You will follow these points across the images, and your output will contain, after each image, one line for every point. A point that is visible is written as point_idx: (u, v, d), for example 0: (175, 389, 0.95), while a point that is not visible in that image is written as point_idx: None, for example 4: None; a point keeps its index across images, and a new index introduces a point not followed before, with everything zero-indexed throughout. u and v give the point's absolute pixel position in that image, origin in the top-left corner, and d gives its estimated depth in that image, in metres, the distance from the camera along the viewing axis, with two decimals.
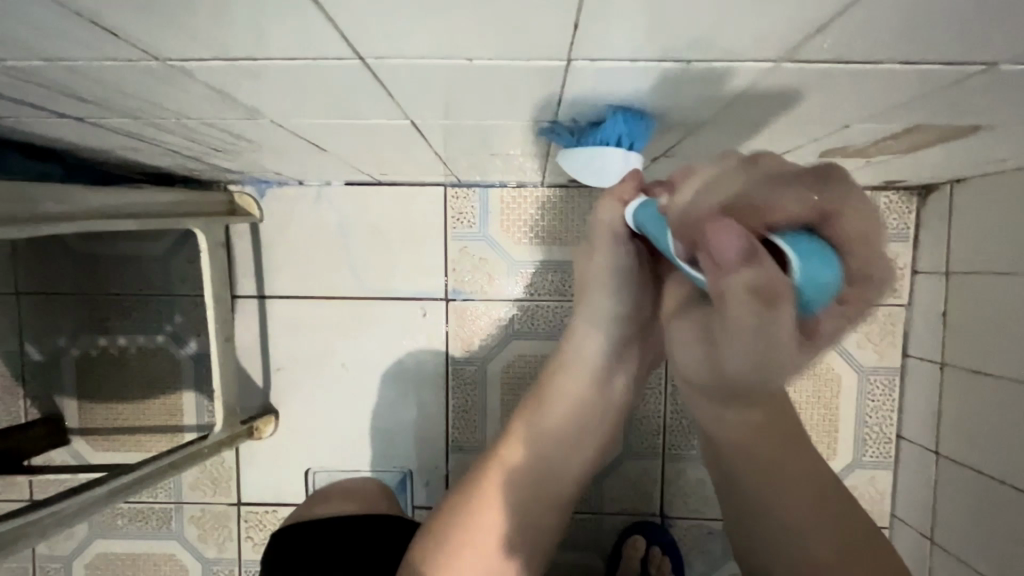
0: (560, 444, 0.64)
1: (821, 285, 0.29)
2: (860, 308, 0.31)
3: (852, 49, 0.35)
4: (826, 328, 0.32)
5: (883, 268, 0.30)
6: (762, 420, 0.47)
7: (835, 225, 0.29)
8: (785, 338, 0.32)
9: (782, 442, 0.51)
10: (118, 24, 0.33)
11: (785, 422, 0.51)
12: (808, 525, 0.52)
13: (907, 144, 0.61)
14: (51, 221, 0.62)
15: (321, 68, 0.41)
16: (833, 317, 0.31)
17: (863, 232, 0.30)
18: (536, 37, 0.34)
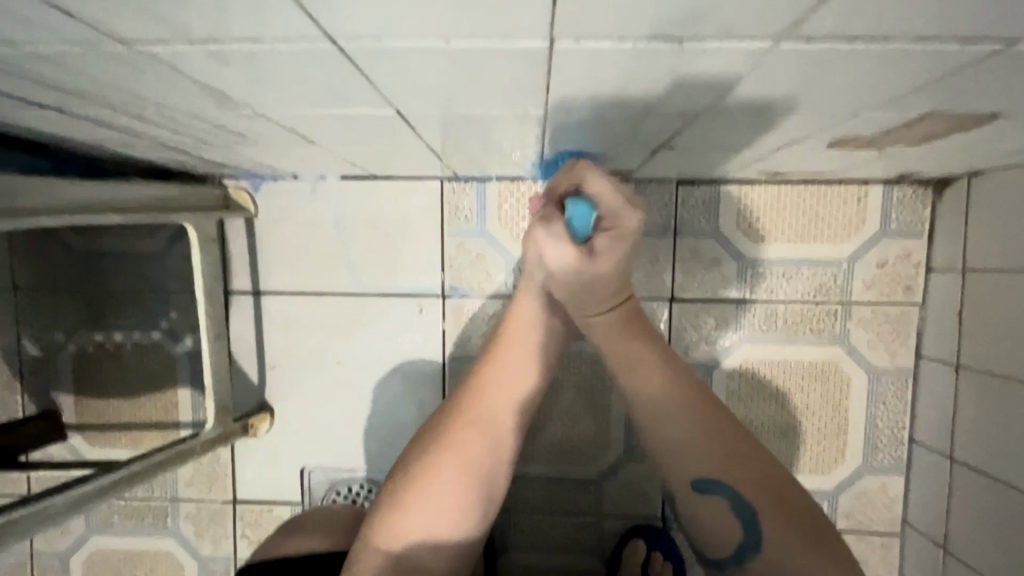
0: (505, 380, 0.61)
1: (581, 223, 0.51)
2: (614, 232, 0.51)
3: (856, 25, 0.32)
4: (600, 248, 0.52)
5: (628, 209, 0.51)
6: (609, 318, 0.59)
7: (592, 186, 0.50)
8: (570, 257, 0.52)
9: (640, 340, 0.60)
10: (73, 4, 0.31)
11: (640, 324, 0.60)
12: (674, 414, 0.58)
13: (921, 133, 0.57)
14: (33, 215, 0.60)
15: (292, 52, 0.39)
16: (601, 238, 0.52)
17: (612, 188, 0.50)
18: (514, 14, 0.32)
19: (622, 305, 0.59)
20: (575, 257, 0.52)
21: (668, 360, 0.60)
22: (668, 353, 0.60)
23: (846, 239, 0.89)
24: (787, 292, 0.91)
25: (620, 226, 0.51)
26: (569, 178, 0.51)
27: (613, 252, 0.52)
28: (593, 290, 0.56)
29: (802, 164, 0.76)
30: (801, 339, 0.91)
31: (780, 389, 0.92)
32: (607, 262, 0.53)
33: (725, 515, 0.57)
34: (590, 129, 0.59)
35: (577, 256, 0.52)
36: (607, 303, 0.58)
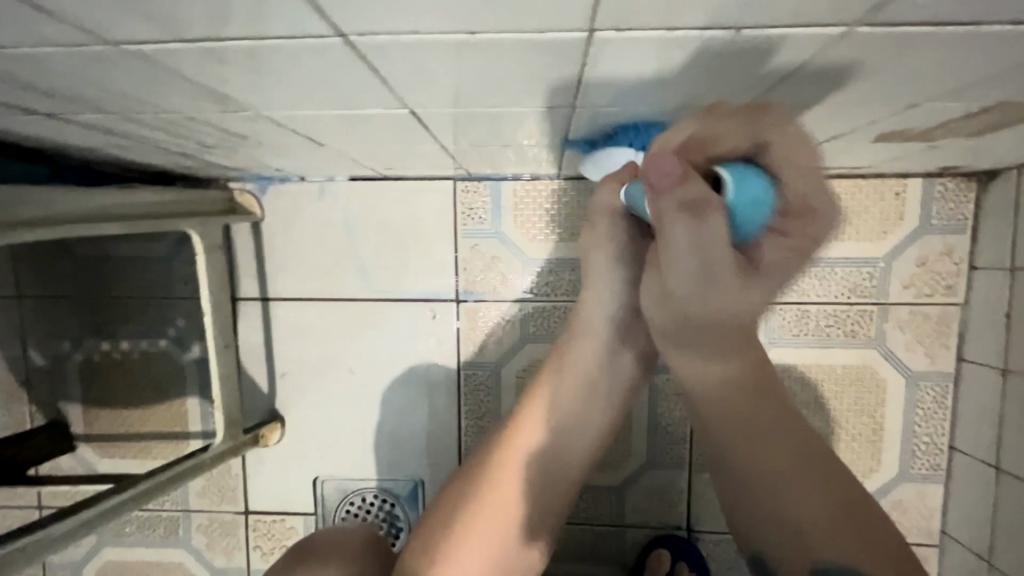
0: (565, 416, 0.58)
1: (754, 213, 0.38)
2: (792, 236, 0.40)
3: (949, 9, 0.28)
4: (765, 258, 0.41)
5: (809, 208, 0.40)
6: (731, 369, 0.50)
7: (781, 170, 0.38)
8: (725, 259, 0.40)
9: (762, 398, 0.51)
10: (52, 2, 0.27)
11: (765, 378, 0.52)
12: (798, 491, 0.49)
13: (981, 126, 0.53)
14: (29, 226, 0.57)
15: (299, 50, 0.35)
16: (771, 240, 0.40)
17: (805, 179, 0.39)
18: (552, 2, 0.28)
19: (749, 356, 0.50)
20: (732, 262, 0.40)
21: (792, 425, 0.51)
22: (791, 416, 0.52)
23: (882, 236, 0.84)
24: (819, 293, 0.86)
25: (801, 233, 0.40)
26: (737, 144, 0.39)
27: (783, 271, 0.42)
28: (719, 339, 0.48)
29: (841, 158, 0.71)
30: (834, 342, 0.87)
31: (811, 394, 0.88)
32: (770, 283, 0.42)
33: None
34: (619, 125, 0.55)
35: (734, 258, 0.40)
36: (732, 351, 0.49)
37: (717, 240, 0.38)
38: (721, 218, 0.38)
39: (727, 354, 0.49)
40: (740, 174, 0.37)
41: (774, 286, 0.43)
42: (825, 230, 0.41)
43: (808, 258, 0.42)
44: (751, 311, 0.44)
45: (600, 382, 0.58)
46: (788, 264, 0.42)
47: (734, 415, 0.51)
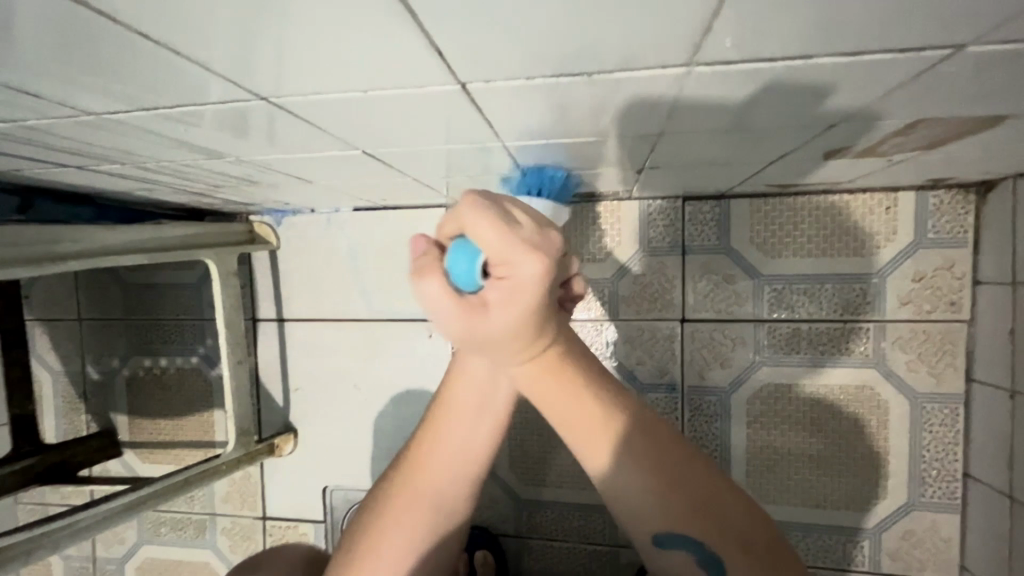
0: (448, 435, 0.56)
1: (466, 272, 0.43)
2: (507, 280, 0.43)
3: (765, 46, 0.30)
4: (494, 299, 0.43)
5: (523, 255, 0.42)
6: (538, 370, 0.50)
7: (471, 223, 0.42)
8: (452, 313, 0.43)
9: (579, 389, 0.51)
10: (33, 86, 0.36)
11: (574, 363, 0.51)
12: (619, 466, 0.52)
13: (925, 139, 0.53)
14: (66, 260, 0.68)
15: (240, 110, 0.42)
16: (491, 288, 0.43)
17: (497, 227, 0.41)
18: (411, 64, 0.33)
19: (548, 350, 0.50)
20: (458, 309, 0.43)
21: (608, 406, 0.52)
22: (608, 394, 0.52)
23: (874, 252, 0.82)
24: (810, 310, 0.85)
25: (513, 275, 0.42)
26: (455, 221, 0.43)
27: (512, 306, 0.43)
28: (506, 348, 0.48)
29: (810, 174, 0.71)
30: (829, 362, 0.84)
31: (806, 416, 0.86)
32: (504, 317, 0.44)
33: (684, 556, 0.55)
34: (564, 154, 0.59)
35: (461, 306, 0.43)
36: (531, 355, 0.49)
37: (436, 300, 0.43)
38: (439, 277, 0.43)
39: (525, 357, 0.49)
40: (454, 246, 0.43)
41: (515, 316, 0.44)
42: (538, 269, 0.42)
43: (539, 288, 0.43)
44: (512, 332, 0.46)
45: (478, 401, 0.55)
46: (515, 301, 0.43)
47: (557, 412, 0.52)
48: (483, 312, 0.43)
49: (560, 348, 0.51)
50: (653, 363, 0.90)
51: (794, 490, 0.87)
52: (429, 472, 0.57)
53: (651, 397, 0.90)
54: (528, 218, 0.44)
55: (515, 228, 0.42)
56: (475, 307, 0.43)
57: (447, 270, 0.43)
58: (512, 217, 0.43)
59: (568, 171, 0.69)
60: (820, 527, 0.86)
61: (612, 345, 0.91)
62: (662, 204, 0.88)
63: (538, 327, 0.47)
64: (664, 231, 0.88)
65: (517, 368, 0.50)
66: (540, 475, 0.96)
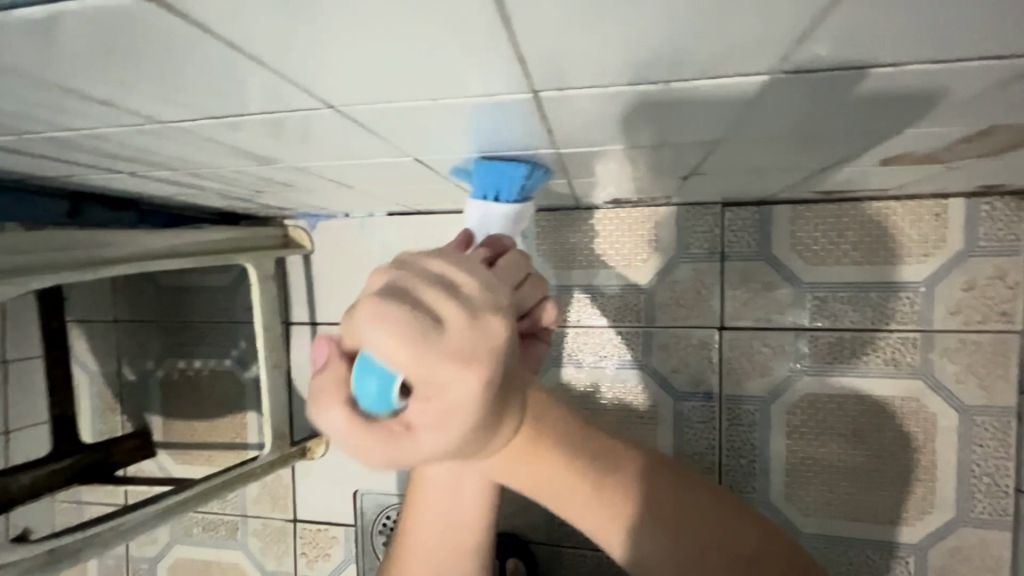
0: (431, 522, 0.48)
1: (380, 395, 0.33)
2: (432, 397, 0.32)
3: (855, 55, 0.30)
4: (421, 425, 0.32)
5: (454, 359, 0.31)
6: (512, 458, 0.41)
7: (373, 333, 0.31)
8: (364, 450, 0.33)
9: (567, 469, 0.41)
10: (109, 96, 0.36)
11: (554, 444, 0.41)
12: (641, 552, 0.42)
13: (992, 146, 0.51)
14: (112, 265, 0.69)
15: (304, 118, 0.42)
16: (413, 410, 0.32)
17: (409, 337, 0.31)
18: (489, 74, 0.32)
19: (514, 435, 0.40)
20: (371, 443, 0.32)
21: (604, 483, 0.42)
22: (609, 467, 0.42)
23: (923, 260, 0.80)
24: (853, 319, 0.83)
25: (444, 398, 0.32)
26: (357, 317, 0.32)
27: (445, 430, 0.32)
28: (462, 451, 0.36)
29: (860, 181, 0.69)
30: (873, 372, 0.82)
31: (848, 427, 0.84)
32: (439, 437, 0.33)
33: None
34: (614, 161, 0.58)
35: (377, 443, 0.32)
36: (492, 446, 0.39)
37: (346, 439, 0.33)
38: (346, 403, 0.33)
39: (490, 449, 0.40)
40: (360, 362, 0.33)
41: (450, 439, 0.33)
42: (476, 384, 0.32)
43: (481, 404, 0.33)
44: (460, 447, 0.35)
45: (451, 482, 0.46)
46: (448, 420, 0.33)
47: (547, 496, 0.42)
48: (407, 444, 0.32)
49: (533, 426, 0.41)
50: (689, 371, 0.89)
51: (836, 503, 0.85)
52: (418, 573, 0.49)
53: (686, 405, 0.89)
54: (458, 306, 0.33)
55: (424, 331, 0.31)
56: (391, 439, 0.32)
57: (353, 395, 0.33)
58: (435, 313, 0.32)
59: (542, 168, 0.59)
60: (863, 542, 0.84)
61: (648, 353, 0.90)
62: (701, 210, 0.87)
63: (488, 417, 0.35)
64: (702, 238, 0.87)
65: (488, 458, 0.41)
66: None
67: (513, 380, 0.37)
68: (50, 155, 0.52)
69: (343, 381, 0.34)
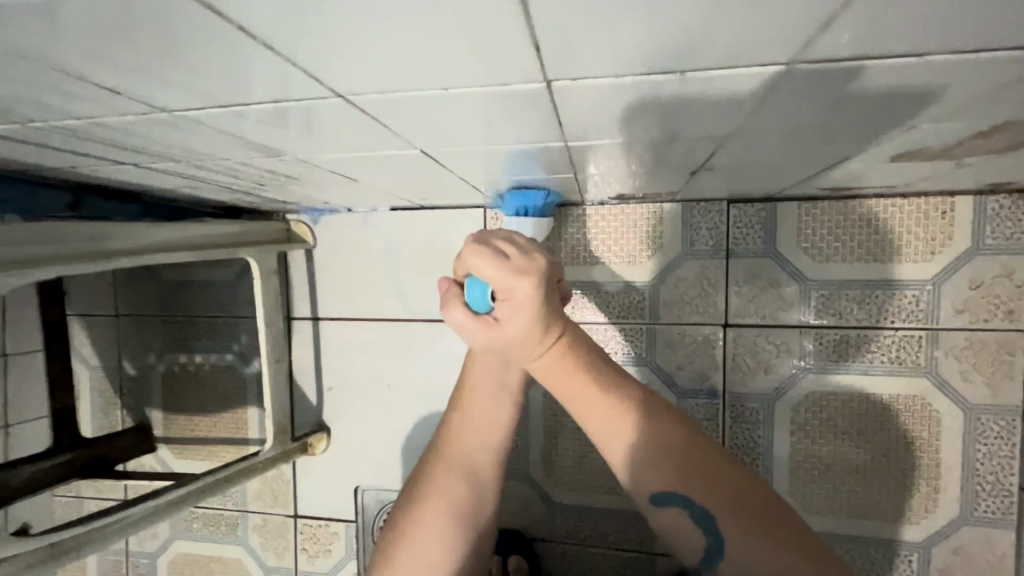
0: (475, 427, 0.59)
1: (479, 300, 0.47)
2: (512, 296, 0.46)
3: (875, 46, 0.29)
4: (501, 316, 0.47)
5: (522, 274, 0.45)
6: (549, 365, 0.50)
7: (474, 260, 0.45)
8: (470, 330, 0.47)
9: (590, 380, 0.50)
10: (116, 84, 0.36)
11: (582, 359, 0.50)
12: (639, 454, 0.51)
13: (1005, 142, 0.51)
14: (112, 258, 0.69)
15: (312, 108, 0.41)
16: (501, 306, 0.47)
17: (497, 262, 0.45)
18: (502, 62, 0.32)
19: (551, 349, 0.49)
20: (480, 331, 0.47)
21: (620, 398, 0.50)
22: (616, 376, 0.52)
23: (929, 258, 0.79)
24: (859, 317, 0.82)
25: (514, 296, 0.45)
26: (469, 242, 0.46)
27: (519, 320, 0.46)
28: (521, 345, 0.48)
29: (868, 178, 0.69)
30: (878, 371, 0.82)
31: (853, 425, 0.83)
32: (516, 324, 0.46)
33: (690, 529, 0.52)
34: (623, 155, 0.58)
35: (480, 328, 0.47)
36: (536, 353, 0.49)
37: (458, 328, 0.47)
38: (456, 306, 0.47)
39: (531, 356, 0.49)
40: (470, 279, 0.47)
41: (524, 326, 0.47)
42: (533, 289, 0.45)
43: (539, 305, 0.46)
44: (517, 342, 0.47)
45: (497, 385, 0.58)
46: (521, 313, 0.46)
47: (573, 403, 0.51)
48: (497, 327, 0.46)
49: (565, 343, 0.50)
50: (693, 369, 0.88)
51: (839, 501, 0.85)
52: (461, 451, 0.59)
53: (690, 403, 0.89)
54: (515, 246, 0.47)
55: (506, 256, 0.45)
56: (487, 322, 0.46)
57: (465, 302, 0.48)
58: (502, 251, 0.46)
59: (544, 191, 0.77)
60: (866, 540, 0.84)
61: (652, 349, 0.89)
62: (706, 207, 0.87)
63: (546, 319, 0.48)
64: (707, 234, 0.87)
65: (529, 366, 0.50)
66: (575, 480, 0.95)
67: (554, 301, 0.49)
68: (51, 144, 0.52)
69: (457, 295, 0.48)
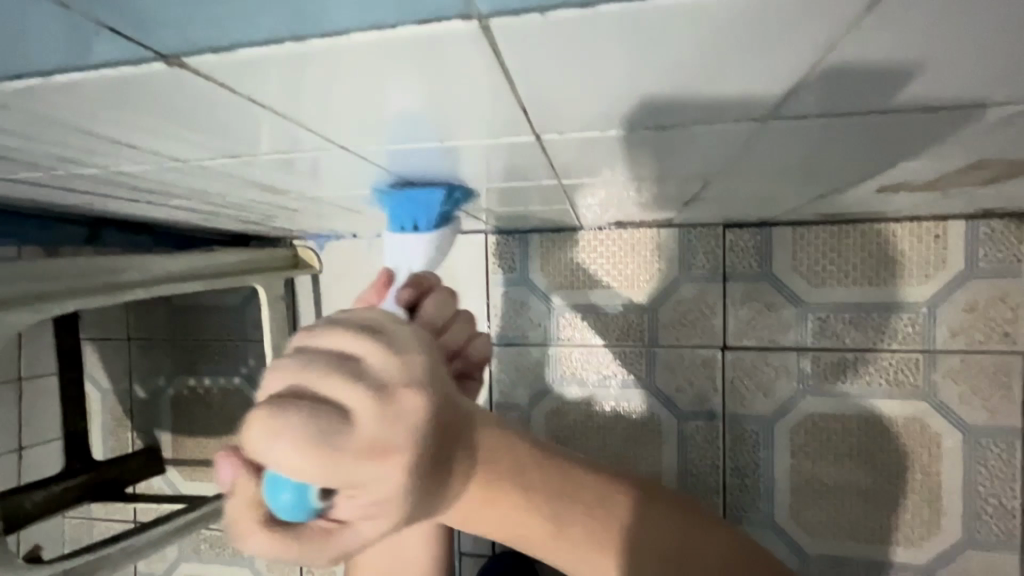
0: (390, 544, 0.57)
1: (296, 509, 0.28)
2: (357, 498, 0.28)
3: (840, 103, 0.32)
4: (357, 519, 0.29)
5: (368, 462, 0.28)
6: (467, 509, 0.35)
7: (279, 451, 0.27)
8: (299, 555, 0.29)
9: (524, 514, 0.35)
10: (139, 142, 0.38)
11: (506, 485, 0.35)
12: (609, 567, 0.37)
13: (986, 176, 0.53)
14: (128, 289, 0.72)
15: (317, 156, 0.44)
16: (341, 508, 0.29)
17: (309, 446, 0.27)
18: (494, 120, 0.34)
19: (462, 487, 0.33)
20: (305, 550, 0.29)
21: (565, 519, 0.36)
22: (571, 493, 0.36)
23: (924, 281, 0.80)
24: (857, 340, 0.83)
25: (365, 496, 0.28)
26: (264, 437, 0.27)
27: (382, 521, 0.29)
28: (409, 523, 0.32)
29: (860, 205, 0.70)
30: (877, 392, 0.83)
31: (854, 447, 0.84)
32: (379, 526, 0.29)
33: None
34: (616, 189, 0.59)
35: (317, 541, 0.29)
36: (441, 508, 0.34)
37: (277, 556, 0.29)
38: (264, 527, 0.29)
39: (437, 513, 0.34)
40: (272, 481, 0.28)
41: (394, 521, 0.30)
42: (396, 473, 0.28)
43: (409, 487, 0.29)
44: (402, 525, 0.31)
45: None
46: (380, 511, 0.29)
47: (513, 537, 0.37)
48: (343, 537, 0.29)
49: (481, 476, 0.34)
50: (693, 391, 0.89)
51: (840, 523, 0.85)
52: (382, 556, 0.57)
53: (690, 425, 0.90)
54: (353, 395, 0.28)
55: (331, 441, 0.27)
56: (324, 537, 0.29)
57: (269, 513, 0.29)
58: (336, 404, 0.28)
59: (441, 187, 0.55)
60: (869, 563, 0.84)
61: (652, 372, 0.91)
62: (703, 232, 0.88)
63: (435, 486, 0.31)
64: (705, 258, 0.88)
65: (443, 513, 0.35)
66: None
67: (451, 445, 0.31)
68: (75, 187, 0.55)
69: (251, 496, 0.29)
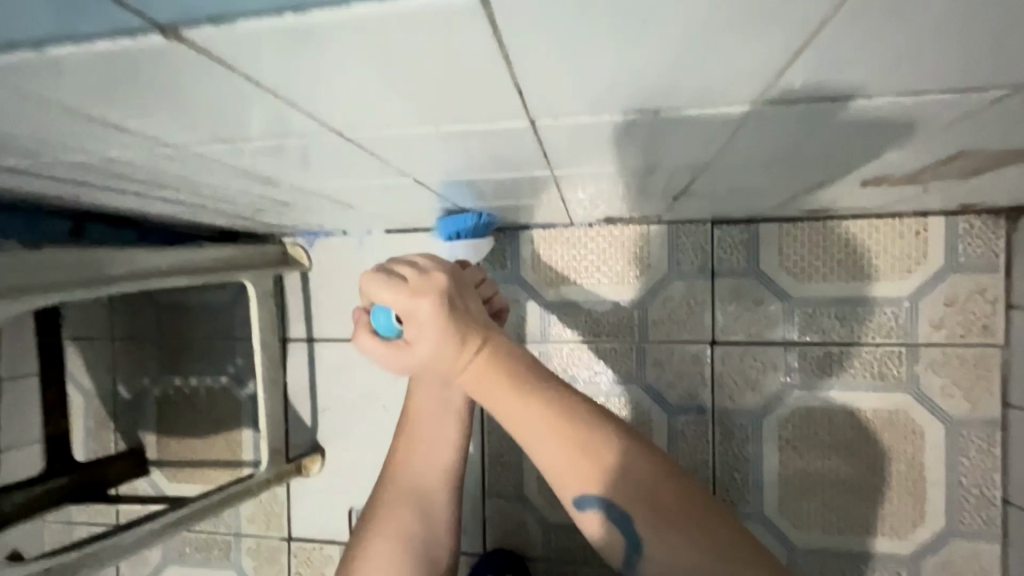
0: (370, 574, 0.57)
1: (387, 325, 0.50)
2: (414, 320, 0.47)
3: (828, 90, 0.33)
4: (414, 339, 0.47)
5: (418, 297, 0.47)
6: (475, 374, 0.47)
7: (375, 291, 0.49)
8: (388, 356, 0.49)
9: (511, 389, 0.46)
10: (129, 125, 0.38)
11: (505, 362, 0.47)
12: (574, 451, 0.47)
13: (965, 169, 0.54)
14: (116, 282, 0.71)
15: (310, 143, 0.44)
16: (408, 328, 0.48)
17: (392, 287, 0.48)
18: (488, 102, 0.34)
19: (474, 354, 0.46)
20: (388, 352, 0.48)
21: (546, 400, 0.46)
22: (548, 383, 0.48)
23: (906, 276, 0.82)
24: (842, 334, 0.85)
25: (416, 318, 0.47)
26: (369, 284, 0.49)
27: (426, 341, 0.46)
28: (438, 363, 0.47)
29: (844, 201, 0.72)
30: (861, 385, 0.84)
31: (840, 439, 0.85)
32: (426, 345, 0.46)
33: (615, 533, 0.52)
34: (607, 181, 0.60)
35: (392, 354, 0.48)
36: (457, 367, 0.47)
37: (374, 358, 0.50)
38: (366, 338, 0.50)
39: (451, 370, 0.47)
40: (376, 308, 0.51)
41: (436, 347, 0.46)
42: (433, 306, 0.47)
43: (442, 320, 0.46)
44: (432, 359, 0.47)
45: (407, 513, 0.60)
46: (425, 332, 0.47)
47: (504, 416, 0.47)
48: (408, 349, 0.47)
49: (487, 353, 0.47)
50: (683, 386, 0.90)
51: (826, 515, 0.86)
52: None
53: (680, 420, 0.90)
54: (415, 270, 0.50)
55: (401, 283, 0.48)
56: (398, 346, 0.48)
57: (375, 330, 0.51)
58: (401, 274, 0.49)
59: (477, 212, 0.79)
60: (855, 553, 0.85)
61: (643, 367, 0.91)
62: (692, 228, 0.89)
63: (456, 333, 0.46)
64: (694, 254, 0.89)
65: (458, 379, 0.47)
66: None
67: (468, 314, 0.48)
68: (60, 177, 0.54)
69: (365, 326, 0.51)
